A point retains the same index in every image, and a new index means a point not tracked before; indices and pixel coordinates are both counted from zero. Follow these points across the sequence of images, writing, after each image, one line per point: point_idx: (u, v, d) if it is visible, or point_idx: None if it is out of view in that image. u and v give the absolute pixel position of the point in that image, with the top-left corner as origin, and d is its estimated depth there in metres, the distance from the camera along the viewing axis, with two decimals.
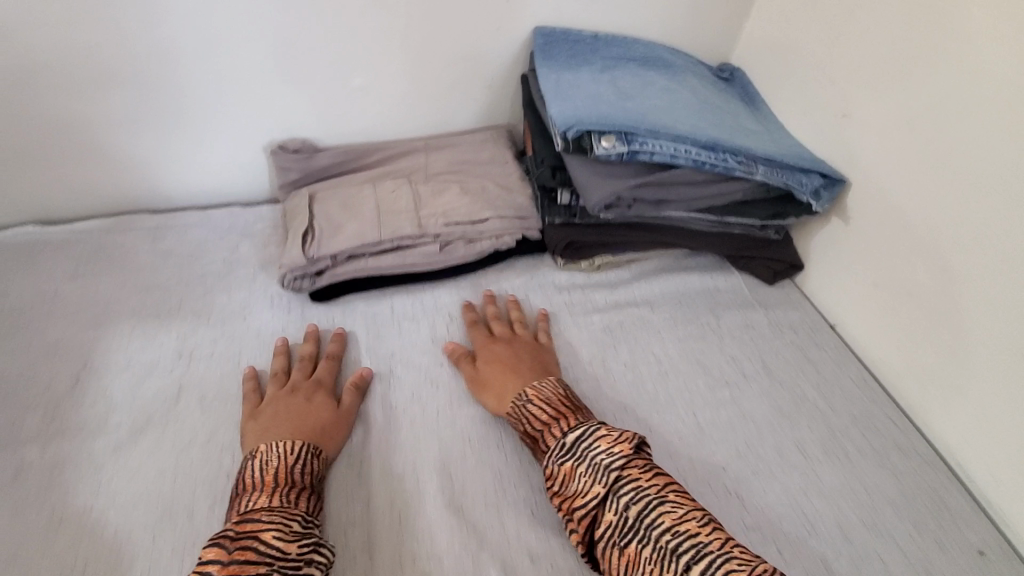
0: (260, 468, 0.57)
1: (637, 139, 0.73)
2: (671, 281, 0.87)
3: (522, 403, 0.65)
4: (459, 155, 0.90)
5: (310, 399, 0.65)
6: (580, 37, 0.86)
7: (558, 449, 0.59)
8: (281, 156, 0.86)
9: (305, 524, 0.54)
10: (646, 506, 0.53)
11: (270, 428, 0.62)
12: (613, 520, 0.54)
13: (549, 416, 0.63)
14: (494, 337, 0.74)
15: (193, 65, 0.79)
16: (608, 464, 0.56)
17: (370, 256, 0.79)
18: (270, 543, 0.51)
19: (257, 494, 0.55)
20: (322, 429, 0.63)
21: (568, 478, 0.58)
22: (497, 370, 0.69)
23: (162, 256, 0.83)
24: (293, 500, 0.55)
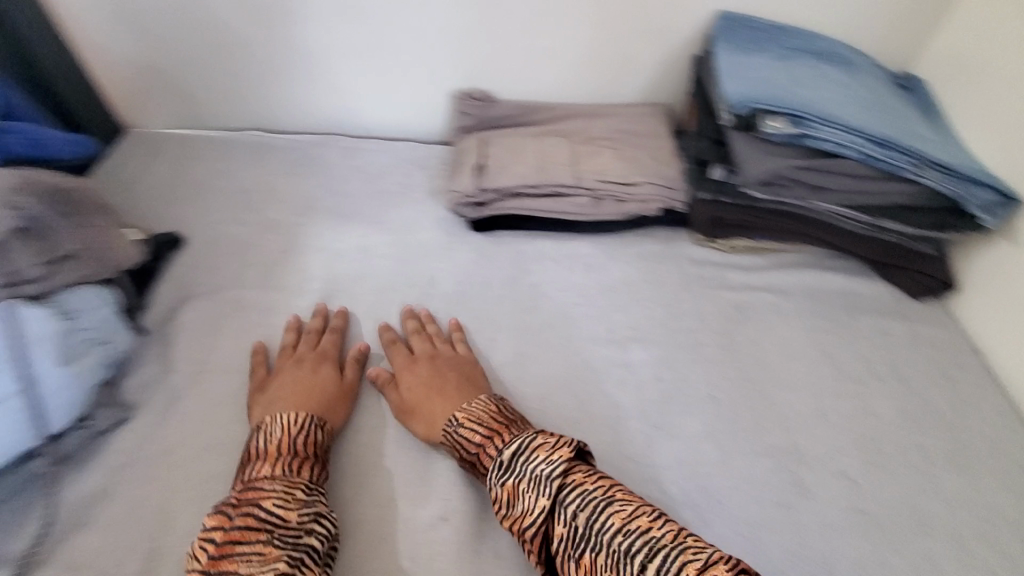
0: (263, 439, 0.59)
1: (807, 124, 0.77)
2: (809, 276, 0.87)
3: (453, 430, 0.61)
4: (619, 123, 0.95)
5: (317, 371, 0.67)
6: (761, 25, 0.89)
7: (495, 469, 0.56)
8: (464, 101, 0.96)
9: (307, 492, 0.55)
10: (594, 509, 0.50)
11: (275, 400, 0.63)
12: (563, 533, 0.51)
13: (483, 436, 0.59)
14: (415, 355, 0.70)
15: (409, 9, 0.90)
16: (548, 473, 0.53)
17: (529, 197, 0.86)
18: (271, 510, 0.52)
19: (261, 462, 0.57)
20: (325, 402, 0.64)
21: (511, 497, 0.54)
22: (423, 393, 0.65)
23: (352, 171, 0.97)
24: (296, 468, 0.57)
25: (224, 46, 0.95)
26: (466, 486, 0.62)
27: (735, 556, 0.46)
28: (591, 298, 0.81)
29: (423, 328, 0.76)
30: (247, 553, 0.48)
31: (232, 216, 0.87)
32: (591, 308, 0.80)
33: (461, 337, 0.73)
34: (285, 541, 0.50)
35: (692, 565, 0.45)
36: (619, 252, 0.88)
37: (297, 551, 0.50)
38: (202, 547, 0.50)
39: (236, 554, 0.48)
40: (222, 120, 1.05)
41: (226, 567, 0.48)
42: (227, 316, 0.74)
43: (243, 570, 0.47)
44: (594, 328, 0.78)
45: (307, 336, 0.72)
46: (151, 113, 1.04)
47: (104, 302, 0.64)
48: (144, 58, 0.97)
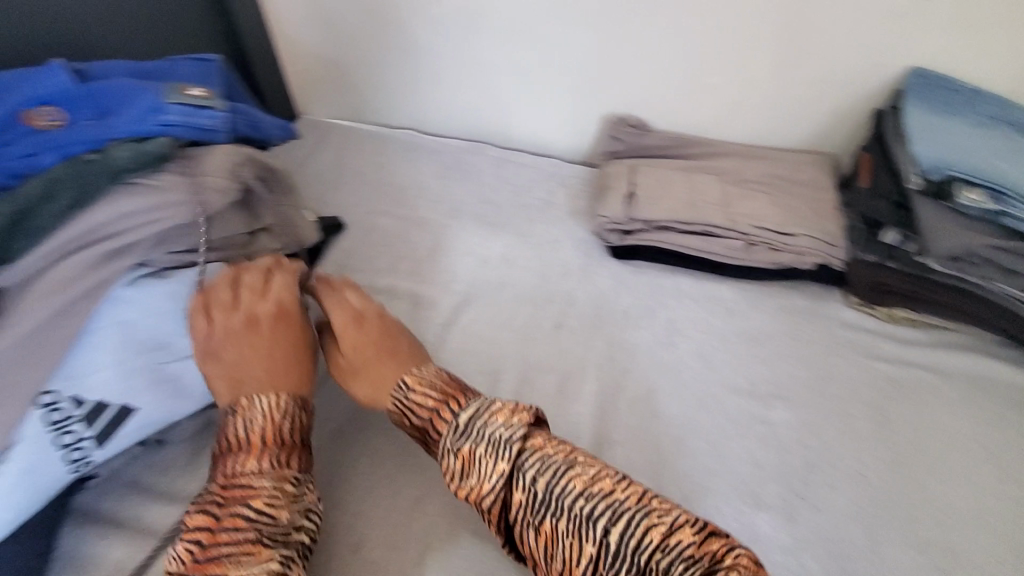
0: (242, 428, 0.54)
1: (1008, 201, 0.73)
2: (980, 364, 0.78)
3: (403, 398, 0.60)
4: (778, 169, 0.92)
5: (275, 332, 0.59)
6: (958, 87, 0.83)
7: (450, 434, 0.55)
8: (619, 128, 0.96)
9: (297, 485, 0.53)
10: (554, 474, 0.51)
11: (237, 367, 0.57)
12: (522, 500, 0.52)
13: (436, 401, 0.58)
14: (359, 311, 0.65)
15: (582, 34, 0.92)
16: (508, 437, 0.53)
17: (677, 232, 0.85)
18: (260, 509, 0.49)
19: (244, 454, 0.52)
20: (295, 368, 0.59)
21: (465, 465, 0.54)
22: (372, 355, 0.63)
23: (499, 181, 1.00)
24: (284, 460, 0.53)
25: (401, 49, 1.01)
26: None
27: (700, 518, 0.50)
28: (731, 346, 0.78)
29: (560, 347, 0.77)
30: (236, 554, 0.46)
31: (386, 209, 0.93)
32: (732, 355, 0.77)
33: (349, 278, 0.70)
34: (276, 538, 0.48)
35: (658, 528, 0.48)
36: (762, 303, 0.84)
37: (288, 549, 0.49)
38: (183, 548, 0.48)
39: (223, 556, 0.46)
40: (383, 117, 1.12)
41: (214, 569, 0.46)
42: (380, 305, 0.79)
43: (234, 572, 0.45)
44: (734, 379, 0.75)
45: (249, 275, 0.62)
46: (320, 104, 1.13)
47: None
48: (328, 54, 1.06)
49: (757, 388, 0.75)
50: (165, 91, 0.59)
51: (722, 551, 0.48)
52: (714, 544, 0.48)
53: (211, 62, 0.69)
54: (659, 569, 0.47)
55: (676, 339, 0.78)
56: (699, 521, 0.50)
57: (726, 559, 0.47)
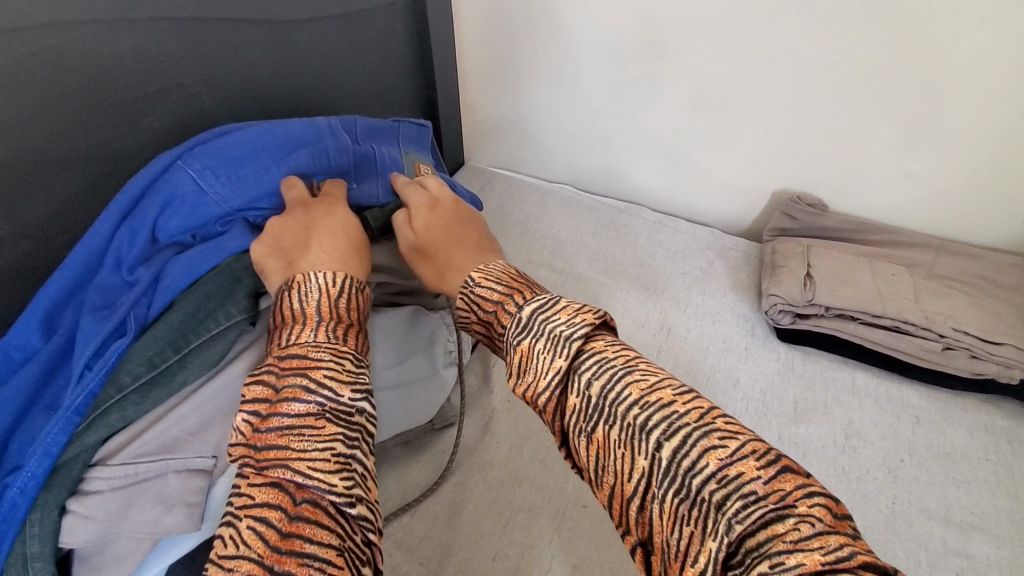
0: (298, 300, 0.48)
1: None
2: None
3: (468, 290, 0.51)
4: (977, 268, 0.84)
5: (331, 215, 0.56)
6: None
7: (512, 325, 0.45)
8: (794, 205, 0.92)
9: (357, 363, 0.46)
10: (610, 378, 0.40)
11: (297, 249, 0.53)
12: (576, 405, 0.40)
13: (499, 295, 0.49)
14: (434, 202, 0.62)
15: (765, 112, 0.91)
16: (569, 334, 0.42)
17: (860, 322, 0.79)
18: (320, 381, 0.43)
19: (300, 326, 0.47)
20: (352, 251, 0.55)
21: (522, 360, 0.43)
22: (443, 237, 0.58)
23: (656, 245, 1.00)
24: (340, 335, 0.47)
25: (575, 108, 1.05)
26: None
27: (775, 449, 0.35)
28: (919, 459, 0.71)
29: None
30: (297, 428, 0.41)
31: (545, 260, 0.95)
32: (920, 470, 0.70)
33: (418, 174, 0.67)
34: (338, 416, 0.42)
35: (717, 453, 0.35)
36: (954, 414, 0.76)
37: (351, 432, 0.43)
38: (242, 420, 0.42)
39: (284, 427, 0.41)
40: (542, 170, 1.17)
41: (272, 440, 0.40)
42: None
43: (294, 445, 0.40)
44: (923, 499, 0.67)
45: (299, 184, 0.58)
46: (483, 150, 1.20)
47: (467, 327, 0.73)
48: (502, 109, 1.13)
49: (953, 514, 0.66)
50: (405, 166, 0.69)
51: (796, 496, 0.33)
52: (799, 493, 0.33)
53: (425, 127, 0.76)
54: (711, 502, 0.33)
55: (854, 441, 0.72)
56: (772, 451, 0.35)
57: (816, 507, 0.32)
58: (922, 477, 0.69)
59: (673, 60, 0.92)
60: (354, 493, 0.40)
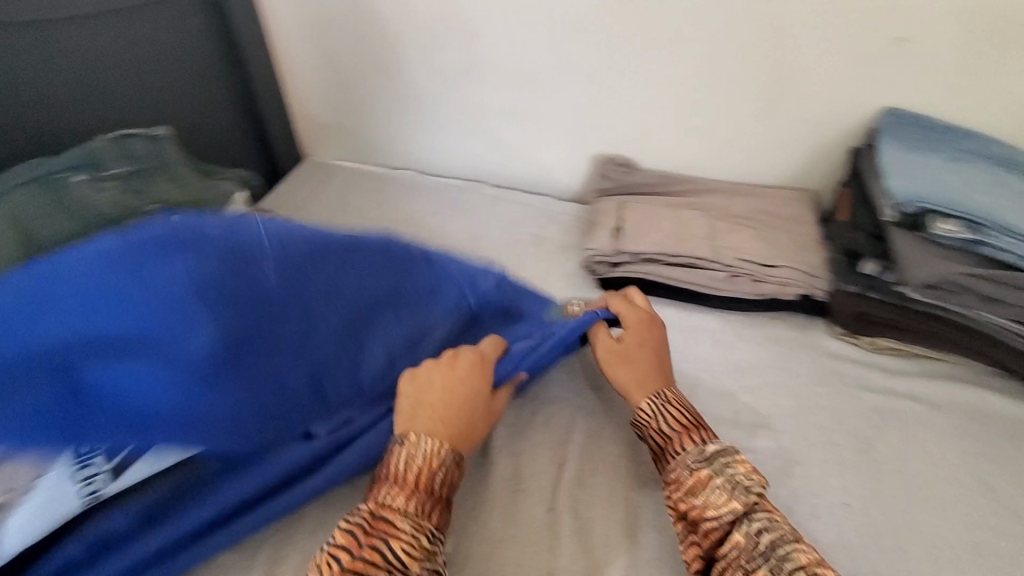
0: (404, 460, 0.56)
1: (985, 231, 0.72)
2: (965, 393, 0.79)
3: (657, 402, 0.65)
4: (761, 205, 0.96)
5: (462, 378, 0.64)
6: (930, 124, 0.84)
7: (695, 454, 0.59)
8: (608, 166, 1.02)
9: (432, 540, 0.53)
10: (780, 537, 0.52)
11: (426, 400, 0.61)
12: (741, 544, 0.53)
13: (685, 422, 0.63)
14: (642, 322, 0.74)
15: (569, 82, 0.98)
16: (747, 486, 0.56)
17: (662, 263, 0.88)
18: (397, 551, 0.50)
19: (397, 489, 0.55)
20: (474, 417, 0.62)
21: (699, 485, 0.57)
22: (641, 359, 0.70)
23: (494, 220, 1.05)
24: (426, 510, 0.54)
25: (403, 94, 1.08)
26: (570, 547, 0.62)
27: None
28: (716, 376, 0.80)
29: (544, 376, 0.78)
30: None
31: None
32: (716, 385, 0.79)
33: (635, 294, 0.79)
34: None
35: None
36: (748, 332, 0.86)
37: None
38: (326, 561, 0.50)
39: None
40: (385, 159, 1.18)
41: None
42: None
43: None
44: (718, 408, 0.76)
45: (465, 353, 0.66)
46: (324, 144, 1.20)
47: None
48: (335, 101, 1.13)
49: (742, 417, 0.75)
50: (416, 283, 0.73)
51: None
52: None
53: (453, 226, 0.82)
54: None
55: None
56: None
57: None
58: (717, 391, 0.78)
59: (480, 38, 0.98)
60: None
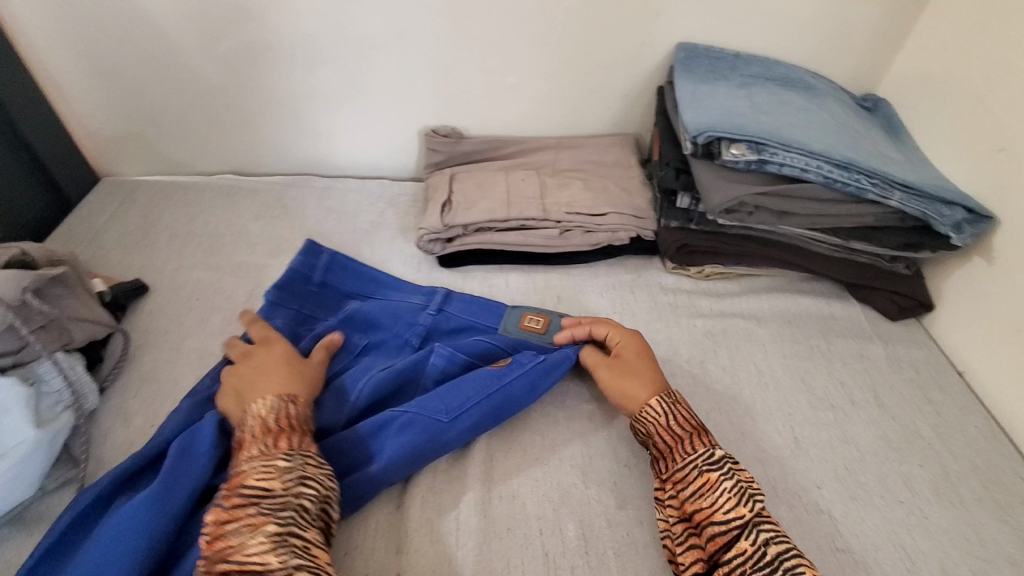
0: (240, 429, 0.58)
1: (768, 149, 0.75)
2: (782, 301, 0.86)
3: (673, 404, 0.63)
4: (586, 156, 0.97)
5: (270, 353, 0.66)
6: (721, 55, 0.89)
7: (706, 457, 0.58)
8: (433, 138, 0.98)
9: (288, 458, 0.54)
10: (787, 548, 0.52)
11: (245, 387, 0.62)
12: (748, 551, 0.52)
13: (694, 424, 0.61)
14: (630, 332, 0.72)
15: (375, 55, 0.93)
16: (754, 495, 0.56)
17: (496, 231, 0.86)
18: (252, 485, 0.52)
19: (240, 452, 0.56)
20: (293, 367, 0.65)
21: (710, 488, 0.56)
22: (636, 362, 0.67)
23: (325, 212, 0.98)
24: (271, 443, 0.56)
25: (198, 92, 0.98)
26: (421, 539, 0.59)
27: None
28: None
29: None
30: (236, 528, 0.49)
31: (199, 261, 0.88)
32: None
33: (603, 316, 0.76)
34: (271, 508, 0.51)
35: None
36: (588, 282, 0.87)
37: (286, 514, 0.50)
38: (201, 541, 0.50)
39: (225, 532, 0.49)
40: (199, 165, 1.07)
41: (219, 545, 0.48)
42: (188, 366, 0.74)
43: (234, 543, 0.48)
44: None
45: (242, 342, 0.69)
46: (127, 160, 1.07)
47: (78, 364, 0.68)
48: (122, 108, 1.00)
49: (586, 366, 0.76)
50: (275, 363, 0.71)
51: None
52: None
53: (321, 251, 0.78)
54: None
55: None
56: None
57: None
58: None
59: (264, 19, 0.90)
60: (291, 564, 0.47)
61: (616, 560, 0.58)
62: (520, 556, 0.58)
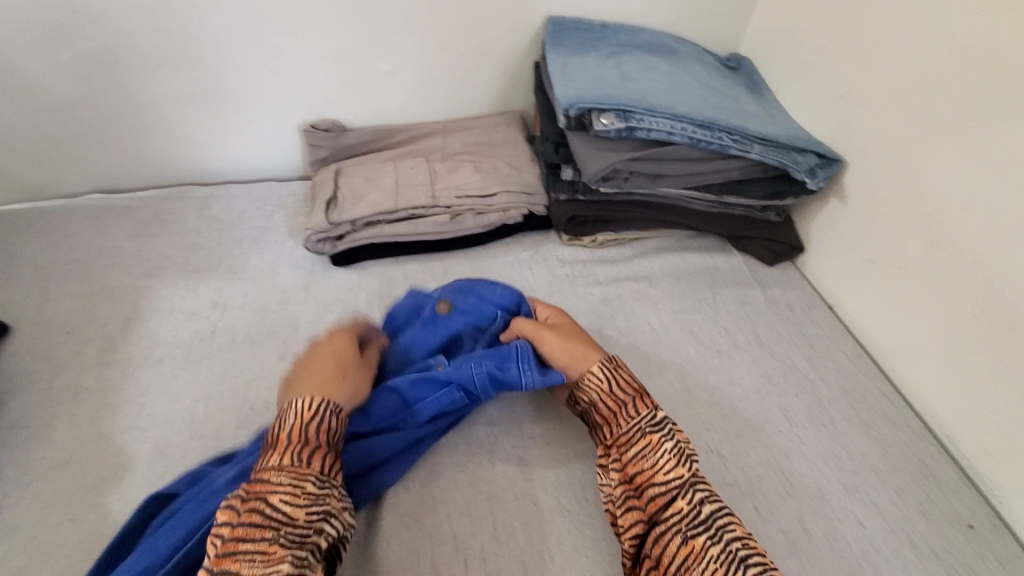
0: (277, 425, 0.55)
1: (635, 116, 0.78)
2: (672, 260, 0.90)
3: (614, 370, 0.64)
4: (474, 138, 0.97)
5: (333, 343, 0.64)
6: (588, 26, 0.91)
7: (648, 418, 0.60)
8: (312, 133, 0.95)
9: (318, 485, 0.52)
10: (720, 507, 0.54)
11: (300, 375, 0.61)
12: (683, 510, 0.54)
13: (637, 386, 0.62)
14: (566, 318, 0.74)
15: (240, 52, 0.89)
16: (690, 455, 0.57)
17: (387, 223, 0.85)
18: (277, 506, 0.49)
19: (271, 452, 0.53)
20: (344, 368, 0.61)
21: (654, 450, 0.57)
22: (578, 335, 0.69)
23: (209, 222, 0.93)
24: (304, 457, 0.53)
25: (47, 109, 0.89)
26: None
27: None
28: None
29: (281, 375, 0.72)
30: (251, 553, 0.47)
31: (68, 291, 0.82)
32: None
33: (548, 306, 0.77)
34: (291, 541, 0.48)
35: None
36: (486, 263, 0.88)
37: (303, 552, 0.48)
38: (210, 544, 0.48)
39: (239, 552, 0.47)
40: (62, 188, 0.99)
41: (228, 566, 0.46)
42: (64, 404, 0.69)
43: (245, 571, 0.46)
44: None
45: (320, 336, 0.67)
46: None
47: None
48: None
49: None
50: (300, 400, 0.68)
51: None
52: None
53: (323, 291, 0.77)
54: None
55: None
56: None
57: None
58: None
59: (107, 24, 0.83)
60: None
61: (523, 530, 0.60)
62: (430, 544, 0.58)
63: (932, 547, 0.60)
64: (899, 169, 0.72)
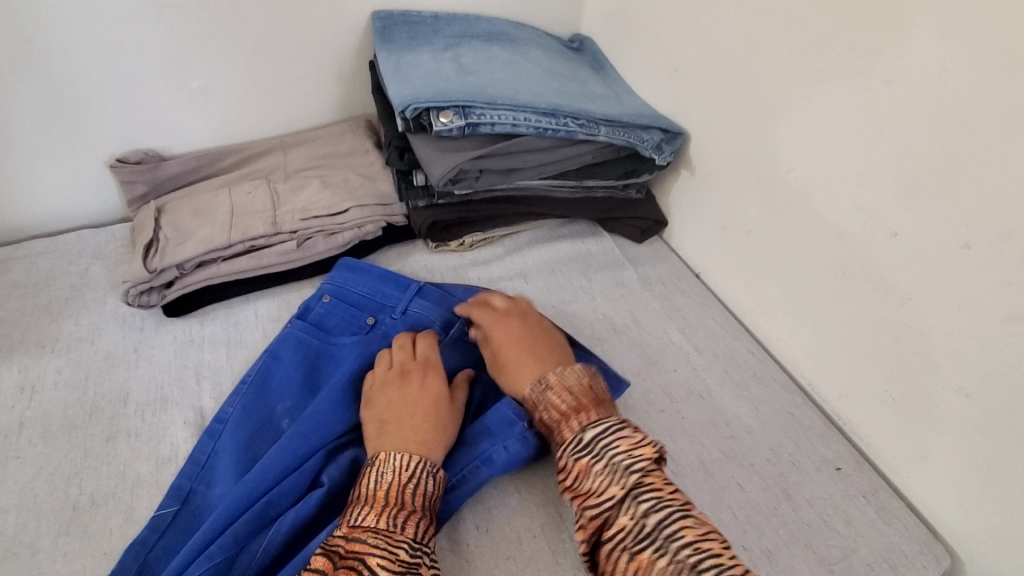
0: (374, 480, 0.52)
1: (475, 111, 0.74)
2: (544, 251, 0.87)
3: (541, 393, 0.60)
4: (317, 150, 0.88)
5: (411, 383, 0.61)
6: (420, 18, 0.86)
7: (575, 442, 0.55)
8: (121, 168, 0.81)
9: (412, 551, 0.48)
10: (668, 515, 0.50)
11: (385, 418, 0.58)
12: (628, 526, 0.51)
13: (564, 409, 0.58)
14: (508, 311, 0.69)
15: (12, 84, 0.74)
16: (629, 465, 0.53)
17: (223, 261, 0.76)
18: (374, 570, 0.46)
19: (366, 508, 0.50)
20: (444, 427, 0.58)
21: (585, 475, 0.54)
22: (518, 349, 0.64)
23: (5, 290, 0.77)
24: (399, 521, 0.50)
25: None
26: None
27: None
28: None
29: (111, 461, 0.62)
30: None
31: None
32: None
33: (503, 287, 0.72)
34: None
35: None
36: None
37: None
38: None
39: None
40: None
41: None
42: None
43: None
44: None
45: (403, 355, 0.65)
46: None
47: None
48: None
49: None
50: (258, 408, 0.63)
51: None
52: None
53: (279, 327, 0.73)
54: None
55: None
56: None
57: None
58: None
59: None
60: None
61: None
62: None
63: (807, 496, 0.63)
64: (735, 136, 0.74)
